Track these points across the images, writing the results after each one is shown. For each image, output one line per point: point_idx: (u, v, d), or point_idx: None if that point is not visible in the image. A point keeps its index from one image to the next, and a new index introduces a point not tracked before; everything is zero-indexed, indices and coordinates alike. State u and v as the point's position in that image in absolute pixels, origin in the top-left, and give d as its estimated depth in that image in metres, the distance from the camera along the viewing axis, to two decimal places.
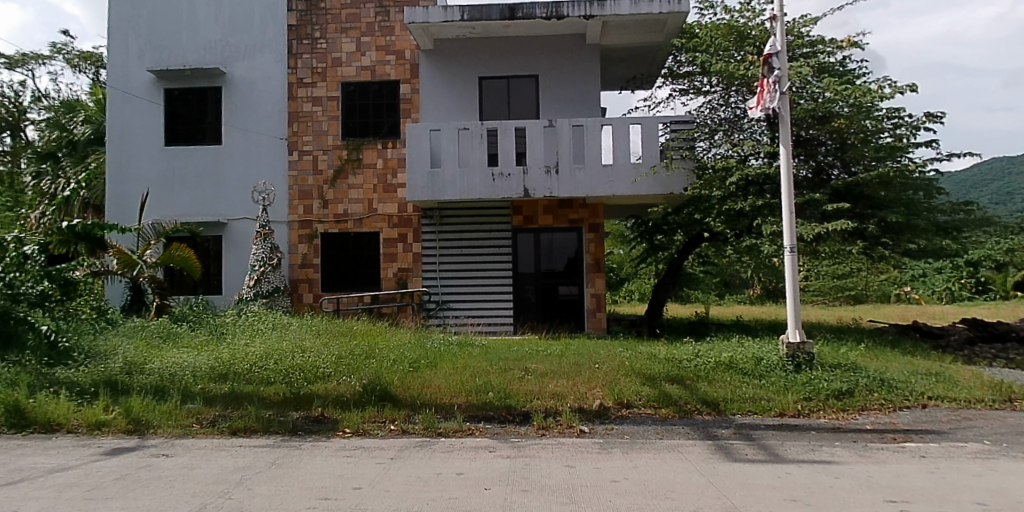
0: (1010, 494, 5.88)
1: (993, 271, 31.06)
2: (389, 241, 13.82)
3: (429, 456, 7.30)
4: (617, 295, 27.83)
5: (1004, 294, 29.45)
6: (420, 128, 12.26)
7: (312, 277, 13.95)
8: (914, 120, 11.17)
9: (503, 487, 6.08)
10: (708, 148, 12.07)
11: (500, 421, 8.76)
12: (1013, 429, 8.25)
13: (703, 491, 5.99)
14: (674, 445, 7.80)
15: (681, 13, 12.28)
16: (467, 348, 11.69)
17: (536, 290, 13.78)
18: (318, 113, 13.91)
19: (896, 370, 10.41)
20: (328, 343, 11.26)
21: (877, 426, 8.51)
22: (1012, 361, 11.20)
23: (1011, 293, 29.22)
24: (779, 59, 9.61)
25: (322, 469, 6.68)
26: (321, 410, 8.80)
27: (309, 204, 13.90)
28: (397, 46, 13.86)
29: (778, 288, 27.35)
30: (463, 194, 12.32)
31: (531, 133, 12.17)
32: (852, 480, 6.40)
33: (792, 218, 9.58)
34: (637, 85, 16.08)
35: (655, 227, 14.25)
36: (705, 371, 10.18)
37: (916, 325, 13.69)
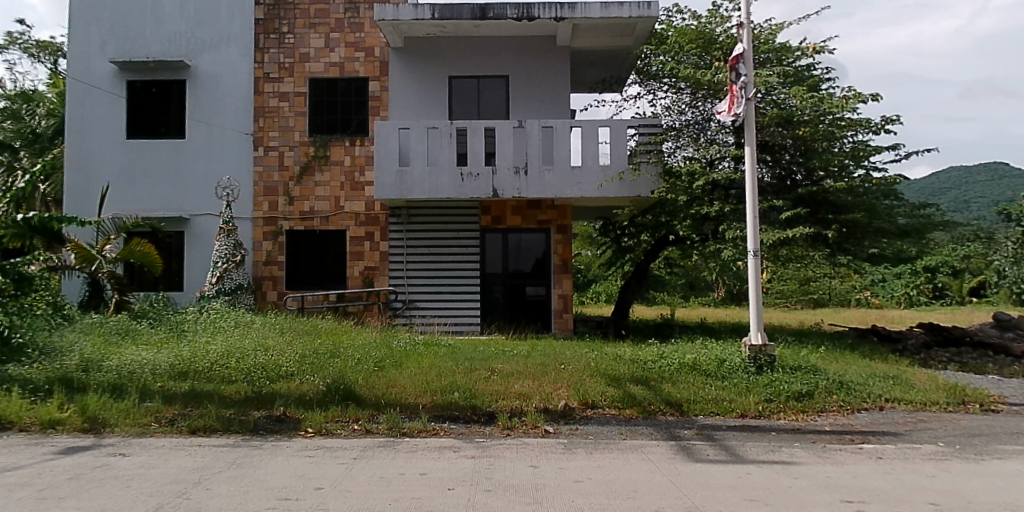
0: (962, 494, 6.04)
1: (949, 277, 32.03)
2: (356, 240, 13.70)
3: (392, 456, 7.26)
4: (584, 296, 28.04)
5: (959, 299, 30.30)
6: (388, 126, 12.17)
7: (277, 275, 13.75)
8: (874, 127, 11.38)
9: (466, 487, 6.07)
10: (675, 149, 12.32)
11: (465, 421, 8.75)
12: (965, 431, 8.50)
13: (664, 491, 6.05)
14: (638, 446, 7.86)
15: (650, 18, 12.35)
16: (433, 348, 11.62)
17: (503, 291, 13.80)
18: (284, 109, 13.73)
19: (854, 373, 10.62)
20: (291, 342, 11.08)
21: (836, 427, 8.67)
22: (966, 365, 11.53)
23: (966, 299, 30.09)
24: (745, 65, 9.74)
25: (283, 469, 6.59)
26: (283, 409, 8.68)
27: (274, 201, 13.71)
28: (366, 43, 13.76)
29: (742, 292, 27.73)
30: (430, 193, 12.25)
31: (499, 134, 12.17)
32: (811, 481, 6.51)
33: (756, 222, 9.72)
34: (606, 88, 16.16)
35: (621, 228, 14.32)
36: (670, 372, 10.27)
37: (874, 328, 13.96)
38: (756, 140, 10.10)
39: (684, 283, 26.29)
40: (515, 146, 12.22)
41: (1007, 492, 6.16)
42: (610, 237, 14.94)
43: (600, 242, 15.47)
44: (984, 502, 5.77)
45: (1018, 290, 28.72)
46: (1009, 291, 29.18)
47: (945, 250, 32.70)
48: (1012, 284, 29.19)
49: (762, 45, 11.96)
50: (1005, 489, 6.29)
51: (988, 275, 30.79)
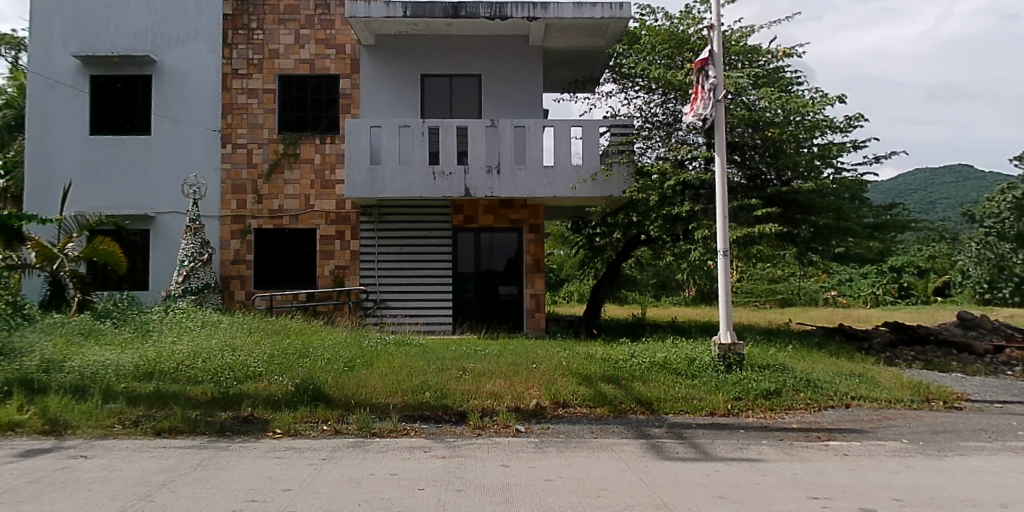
0: (925, 490, 6.15)
1: (913, 277, 32.82)
2: (326, 238, 13.57)
3: (361, 456, 7.17)
4: (556, 296, 28.14)
5: (924, 299, 31.03)
6: (359, 124, 12.06)
7: (245, 274, 13.55)
8: (840, 128, 11.54)
9: (436, 487, 6.02)
10: (646, 149, 12.39)
11: (436, 421, 8.69)
12: (928, 428, 8.66)
13: (634, 489, 6.07)
14: (609, 444, 7.88)
15: (622, 19, 12.41)
16: (404, 348, 11.53)
17: (475, 290, 13.77)
18: (253, 106, 13.55)
19: (821, 371, 10.75)
20: (260, 341, 10.93)
21: (803, 425, 8.77)
22: (929, 363, 11.76)
23: (931, 299, 30.71)
24: (715, 67, 9.87)
25: (250, 470, 6.49)
26: (250, 410, 8.56)
27: (242, 199, 13.53)
28: (337, 40, 13.65)
29: (713, 291, 28.01)
30: (401, 191, 12.17)
31: (472, 133, 12.14)
32: (778, 478, 6.58)
33: (725, 221, 9.81)
34: (578, 88, 16.20)
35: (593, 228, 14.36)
36: (641, 371, 10.31)
37: (841, 327, 14.18)
38: (726, 141, 10.20)
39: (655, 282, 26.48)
40: (487, 145, 12.19)
41: (969, 487, 6.29)
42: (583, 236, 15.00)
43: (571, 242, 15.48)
44: (946, 497, 5.89)
45: (982, 290, 30.27)
46: (972, 291, 30.60)
47: (910, 251, 33.40)
48: (975, 284, 30.67)
49: (733, 47, 12.08)
50: (966, 484, 6.42)
51: (953, 275, 31.83)
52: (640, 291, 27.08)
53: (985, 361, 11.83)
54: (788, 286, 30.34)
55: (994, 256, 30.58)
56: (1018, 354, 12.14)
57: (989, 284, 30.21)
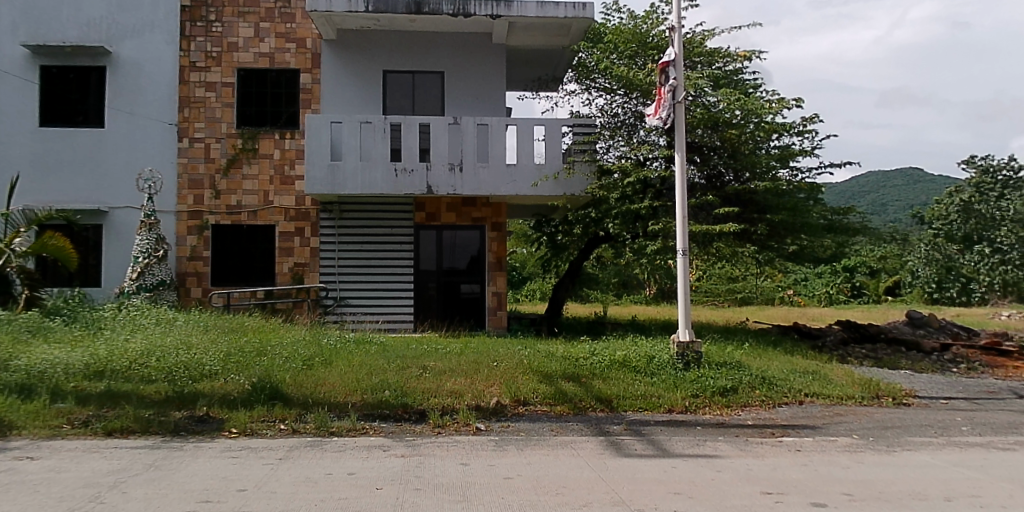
0: (875, 485, 6.30)
1: (866, 277, 33.84)
2: (285, 235, 13.39)
3: (318, 456, 7.09)
4: (517, 294, 28.31)
5: (875, 298, 32.00)
6: (320, 119, 11.91)
7: (201, 270, 13.31)
8: (796, 130, 11.76)
9: (394, 487, 5.98)
10: (608, 149, 12.48)
11: (395, 419, 8.65)
12: (878, 424, 8.90)
13: (593, 486, 6.11)
14: (569, 442, 7.92)
15: (585, 19, 12.46)
16: (364, 347, 11.42)
17: (438, 288, 13.71)
18: (211, 99, 13.30)
19: (776, 368, 10.97)
20: (216, 339, 10.73)
21: (757, 421, 8.94)
22: (880, 361, 12.08)
23: (881, 298, 31.79)
24: (675, 68, 9.96)
25: (204, 470, 6.38)
26: (205, 409, 8.42)
27: (199, 194, 13.26)
28: (298, 34, 13.48)
29: (673, 290, 28.43)
30: (363, 188, 12.05)
31: (434, 130, 12.08)
32: (733, 474, 6.68)
33: (685, 219, 9.94)
34: (541, 87, 16.25)
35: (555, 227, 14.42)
36: (600, 369, 10.38)
37: (796, 325, 14.48)
38: (686, 142, 10.32)
39: (615, 281, 26.80)
40: (450, 143, 12.16)
41: (917, 481, 6.47)
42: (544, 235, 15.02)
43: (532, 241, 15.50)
44: (895, 491, 6.04)
45: (931, 289, 31.23)
46: (921, 290, 31.59)
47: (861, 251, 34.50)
48: (924, 284, 31.60)
49: (693, 49, 12.18)
50: (914, 478, 6.60)
51: (904, 275, 32.93)
52: (601, 290, 27.32)
53: (932, 358, 12.22)
54: (746, 285, 30.93)
55: (942, 256, 31.71)
56: (963, 351, 12.57)
57: (936, 284, 31.18)
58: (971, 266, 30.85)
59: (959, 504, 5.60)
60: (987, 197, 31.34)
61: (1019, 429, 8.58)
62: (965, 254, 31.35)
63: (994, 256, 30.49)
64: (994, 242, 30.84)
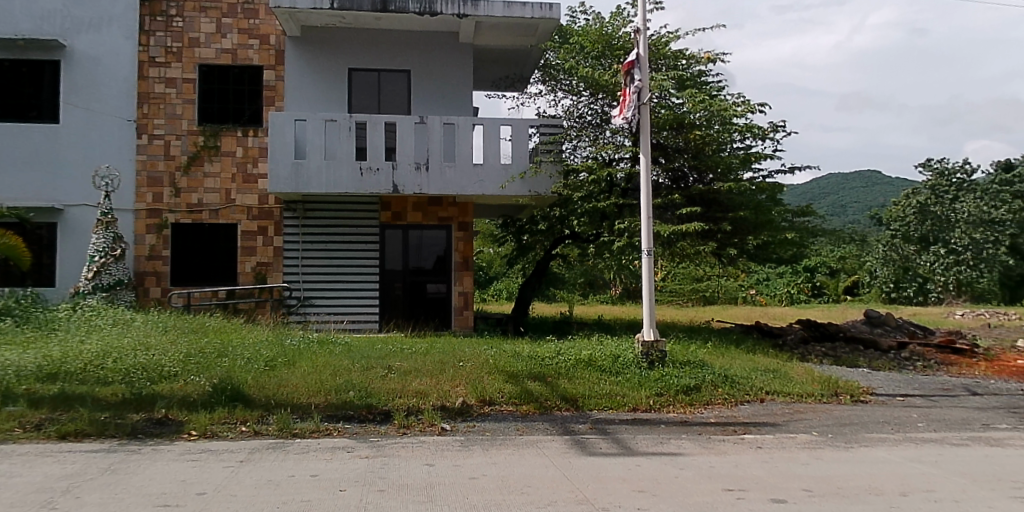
0: (833, 481, 6.43)
1: (826, 277, 34.59)
2: (247, 234, 13.19)
3: (280, 458, 6.99)
4: (484, 294, 28.36)
5: (834, 298, 32.98)
6: (284, 117, 11.75)
7: (161, 270, 13.05)
8: (759, 132, 11.95)
9: (357, 488, 5.92)
10: (574, 149, 12.54)
11: (360, 420, 8.57)
12: (836, 421, 9.09)
13: (558, 485, 6.13)
14: (534, 442, 7.93)
15: (551, 20, 12.51)
16: (328, 348, 11.29)
17: (404, 287, 13.64)
18: (171, 96, 13.04)
19: (738, 367, 11.13)
20: (176, 340, 10.52)
21: (720, 419, 9.05)
22: (838, 359, 12.34)
23: (841, 297, 33.21)
24: (640, 70, 10.04)
25: (162, 474, 6.25)
26: (164, 411, 8.25)
27: (158, 192, 12.99)
28: (261, 30, 13.30)
29: (639, 290, 28.75)
30: (327, 187, 11.92)
31: (400, 129, 12.01)
32: (696, 471, 6.76)
33: (649, 219, 10.05)
34: (509, 86, 16.28)
35: (522, 226, 14.43)
36: (566, 369, 10.41)
37: (758, 324, 14.71)
38: (651, 143, 10.41)
39: (582, 281, 26.99)
40: (416, 142, 12.10)
41: (874, 477, 6.62)
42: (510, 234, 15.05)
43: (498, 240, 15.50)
44: (853, 487, 6.17)
45: (889, 289, 32.63)
46: (879, 290, 33.02)
47: (820, 252, 35.59)
48: (882, 284, 33.06)
49: (658, 50, 12.33)
50: (871, 474, 6.75)
51: (861, 275, 34.04)
52: (567, 290, 27.48)
53: (888, 356, 12.54)
54: (711, 285, 31.36)
55: (900, 256, 32.51)
56: (919, 350, 12.90)
57: (893, 284, 32.62)
58: (927, 267, 31.84)
59: (913, 499, 5.74)
60: (943, 199, 32.00)
61: (970, 425, 8.84)
62: (922, 255, 32.08)
63: (949, 256, 31.26)
64: (949, 244, 31.54)
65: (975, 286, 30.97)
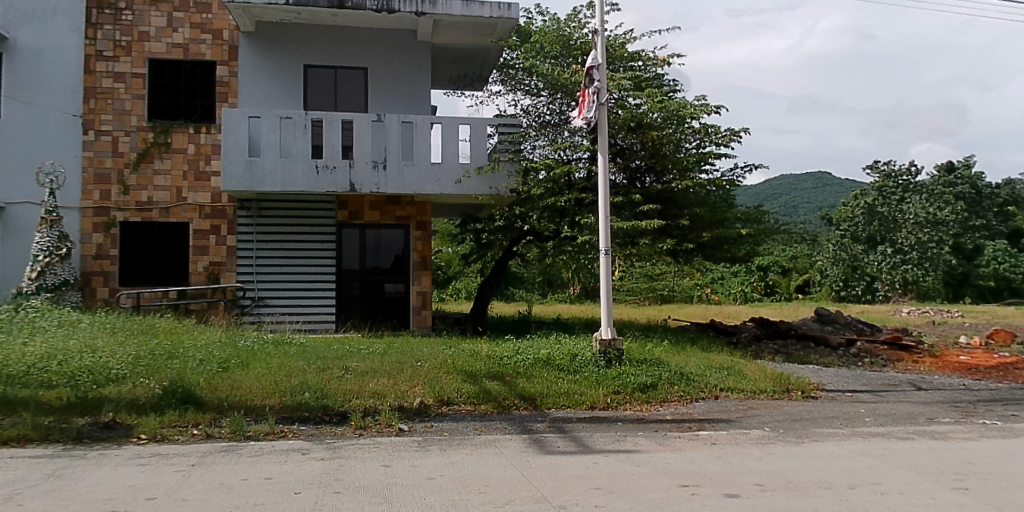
0: (784, 475, 6.57)
1: (778, 276, 35.48)
2: (199, 232, 12.92)
3: (233, 461, 6.87)
4: (443, 293, 28.31)
5: (786, 297, 33.94)
6: (237, 114, 11.53)
7: (109, 270, 12.70)
8: (715, 134, 12.18)
9: (313, 490, 5.85)
10: (533, 148, 12.55)
11: (315, 422, 8.47)
12: (787, 416, 9.30)
13: (516, 483, 6.16)
14: (492, 441, 7.94)
15: (510, 19, 12.55)
16: (283, 348, 11.14)
17: (361, 287, 13.52)
18: (120, 91, 12.69)
19: (693, 365, 11.30)
20: (124, 342, 10.25)
21: (676, 416, 9.18)
22: (790, 356, 12.64)
23: (792, 296, 34.06)
24: (599, 71, 10.10)
25: (109, 479, 6.08)
26: (112, 415, 8.04)
27: (106, 189, 12.64)
28: (214, 25, 13.07)
29: (596, 288, 29.12)
30: (282, 185, 11.74)
31: (357, 127, 11.90)
32: (651, 468, 6.86)
33: (608, 218, 10.11)
34: (467, 85, 16.26)
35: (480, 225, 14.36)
36: (524, 367, 10.44)
37: (713, 323, 14.95)
38: (609, 143, 10.50)
39: (540, 280, 27.22)
40: (373, 140, 12.00)
41: (823, 471, 6.79)
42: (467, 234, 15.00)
43: (456, 239, 15.47)
44: (804, 481, 6.32)
45: (839, 287, 33.00)
46: (829, 288, 33.36)
47: (773, 251, 36.56)
48: (832, 283, 33.37)
49: (614, 53, 12.49)
50: (820, 468, 6.92)
51: (812, 274, 34.68)
52: (527, 289, 27.58)
53: (838, 353, 12.90)
54: (669, 283, 31.93)
55: (848, 256, 33.07)
56: (866, 346, 13.29)
57: (843, 282, 32.97)
58: (875, 266, 32.61)
59: (861, 491, 5.91)
60: (890, 200, 32.96)
61: (915, 419, 9.13)
62: (870, 255, 32.95)
63: (895, 256, 32.25)
64: (896, 243, 32.56)
65: (919, 285, 31.95)
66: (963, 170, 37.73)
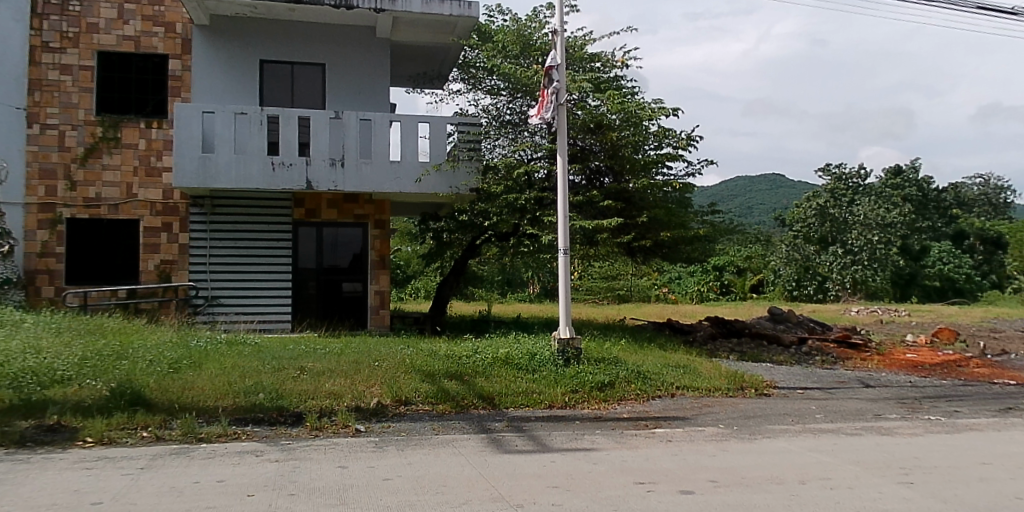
0: (736, 471, 6.70)
1: (733, 276, 36.44)
2: (150, 230, 12.64)
3: (184, 464, 6.73)
4: (401, 293, 28.20)
5: (741, 295, 35.30)
6: (190, 109, 11.29)
7: (54, 268, 12.33)
8: (673, 137, 12.35)
9: (267, 493, 5.76)
10: (493, 148, 12.60)
11: (270, 423, 8.34)
12: (740, 413, 9.50)
13: (473, 483, 6.16)
14: (449, 441, 7.91)
15: (470, 18, 12.55)
16: (238, 348, 10.96)
17: (318, 286, 13.37)
18: (67, 84, 12.32)
19: (650, 363, 11.46)
20: (70, 343, 9.95)
21: (632, 414, 9.30)
22: (744, 354, 12.91)
23: (747, 295, 35.34)
24: (558, 71, 10.15)
25: (53, 484, 5.89)
26: (57, 418, 7.82)
27: (51, 185, 12.25)
28: (166, 18, 12.78)
29: (555, 288, 29.45)
30: (237, 182, 11.54)
31: (315, 124, 11.76)
32: (608, 466, 6.93)
33: (566, 216, 10.18)
34: (426, 83, 16.20)
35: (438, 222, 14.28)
36: (483, 366, 10.45)
37: (670, 321, 15.18)
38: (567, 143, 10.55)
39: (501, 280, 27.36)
40: (331, 138, 11.88)
41: (774, 467, 6.94)
42: (424, 233, 14.89)
43: (417, 238, 15.38)
44: (756, 476, 6.45)
45: (790, 286, 33.67)
46: (782, 288, 34.09)
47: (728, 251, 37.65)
48: (785, 281, 33.97)
49: (575, 54, 12.60)
50: (772, 464, 7.08)
51: (766, 274, 35.45)
52: (487, 288, 27.53)
53: (789, 351, 13.23)
54: (626, 283, 32.39)
55: (801, 256, 33.83)
56: (817, 344, 13.67)
57: (796, 282, 33.67)
58: (826, 266, 33.44)
59: (811, 486, 6.06)
60: (840, 203, 33.96)
61: (863, 415, 9.39)
62: (821, 254, 33.84)
63: (846, 257, 33.06)
64: (846, 244, 33.49)
65: (868, 284, 32.90)
66: (910, 173, 39.02)
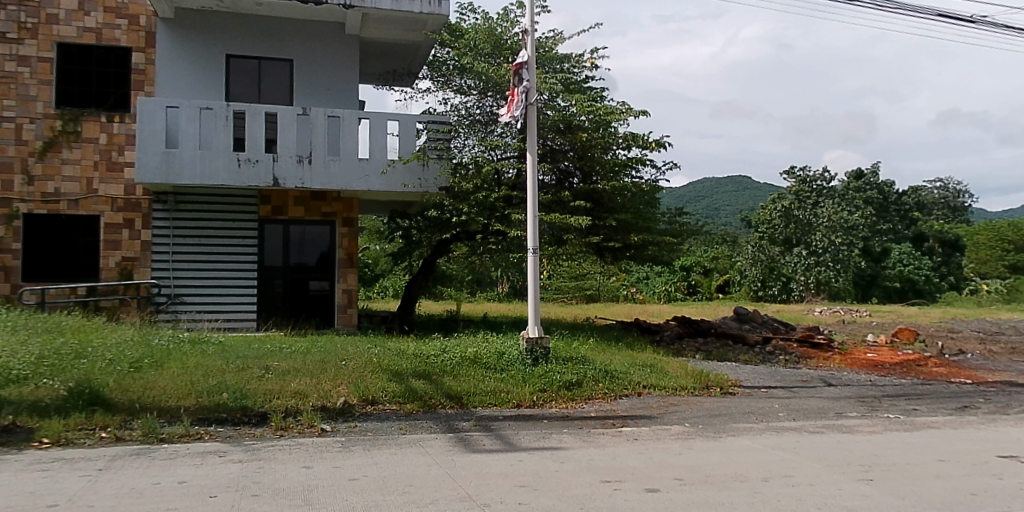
0: (701, 469, 6.79)
1: (700, 277, 37.10)
2: (111, 226, 12.39)
3: (144, 465, 6.60)
4: (370, 291, 28.04)
5: (707, 295, 35.86)
6: (153, 104, 11.09)
7: (9, 264, 12.03)
8: (643, 139, 12.46)
9: (229, 494, 5.69)
10: (463, 145, 12.62)
11: (233, 423, 8.23)
12: (705, 411, 9.62)
13: (439, 483, 6.15)
14: (416, 441, 7.87)
15: (440, 15, 12.50)
16: (201, 347, 10.78)
17: (284, 284, 13.24)
18: (25, 75, 12.00)
19: (618, 363, 11.55)
20: (26, 341, 9.70)
21: (600, 413, 9.36)
22: (710, 353, 13.08)
23: (713, 295, 35.93)
24: (527, 70, 10.13)
25: (6, 486, 5.75)
26: (11, 418, 7.61)
27: (7, 179, 11.93)
28: (130, 10, 12.51)
29: (525, 287, 29.60)
30: (202, 178, 11.37)
31: (282, 120, 11.63)
32: (575, 464, 6.97)
33: (536, 216, 10.12)
34: (399, 80, 16.16)
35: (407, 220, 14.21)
36: (452, 366, 10.44)
37: (637, 321, 15.31)
38: (537, 141, 10.49)
39: (471, 279, 27.37)
40: (298, 134, 11.76)
41: (738, 465, 7.04)
42: (393, 231, 14.81)
43: (387, 237, 15.29)
44: (719, 474, 6.54)
45: (756, 287, 34.38)
46: (748, 288, 34.72)
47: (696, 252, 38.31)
48: (750, 283, 34.63)
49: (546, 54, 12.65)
50: (735, 462, 7.19)
51: (733, 275, 36.15)
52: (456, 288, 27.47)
53: (753, 350, 13.44)
54: (595, 282, 32.66)
55: (767, 256, 34.34)
56: (780, 344, 13.93)
57: (761, 282, 34.36)
58: (790, 267, 34.05)
59: (773, 483, 6.16)
60: (806, 205, 34.28)
61: (825, 414, 9.58)
62: (787, 255, 34.39)
63: (811, 257, 33.60)
64: (811, 245, 33.88)
65: (831, 286, 33.67)
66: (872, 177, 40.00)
